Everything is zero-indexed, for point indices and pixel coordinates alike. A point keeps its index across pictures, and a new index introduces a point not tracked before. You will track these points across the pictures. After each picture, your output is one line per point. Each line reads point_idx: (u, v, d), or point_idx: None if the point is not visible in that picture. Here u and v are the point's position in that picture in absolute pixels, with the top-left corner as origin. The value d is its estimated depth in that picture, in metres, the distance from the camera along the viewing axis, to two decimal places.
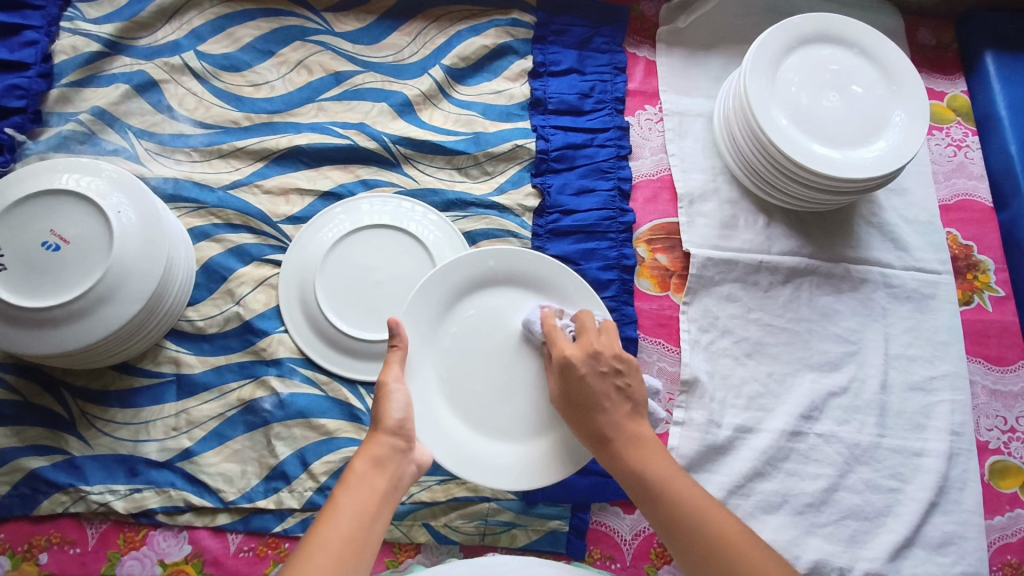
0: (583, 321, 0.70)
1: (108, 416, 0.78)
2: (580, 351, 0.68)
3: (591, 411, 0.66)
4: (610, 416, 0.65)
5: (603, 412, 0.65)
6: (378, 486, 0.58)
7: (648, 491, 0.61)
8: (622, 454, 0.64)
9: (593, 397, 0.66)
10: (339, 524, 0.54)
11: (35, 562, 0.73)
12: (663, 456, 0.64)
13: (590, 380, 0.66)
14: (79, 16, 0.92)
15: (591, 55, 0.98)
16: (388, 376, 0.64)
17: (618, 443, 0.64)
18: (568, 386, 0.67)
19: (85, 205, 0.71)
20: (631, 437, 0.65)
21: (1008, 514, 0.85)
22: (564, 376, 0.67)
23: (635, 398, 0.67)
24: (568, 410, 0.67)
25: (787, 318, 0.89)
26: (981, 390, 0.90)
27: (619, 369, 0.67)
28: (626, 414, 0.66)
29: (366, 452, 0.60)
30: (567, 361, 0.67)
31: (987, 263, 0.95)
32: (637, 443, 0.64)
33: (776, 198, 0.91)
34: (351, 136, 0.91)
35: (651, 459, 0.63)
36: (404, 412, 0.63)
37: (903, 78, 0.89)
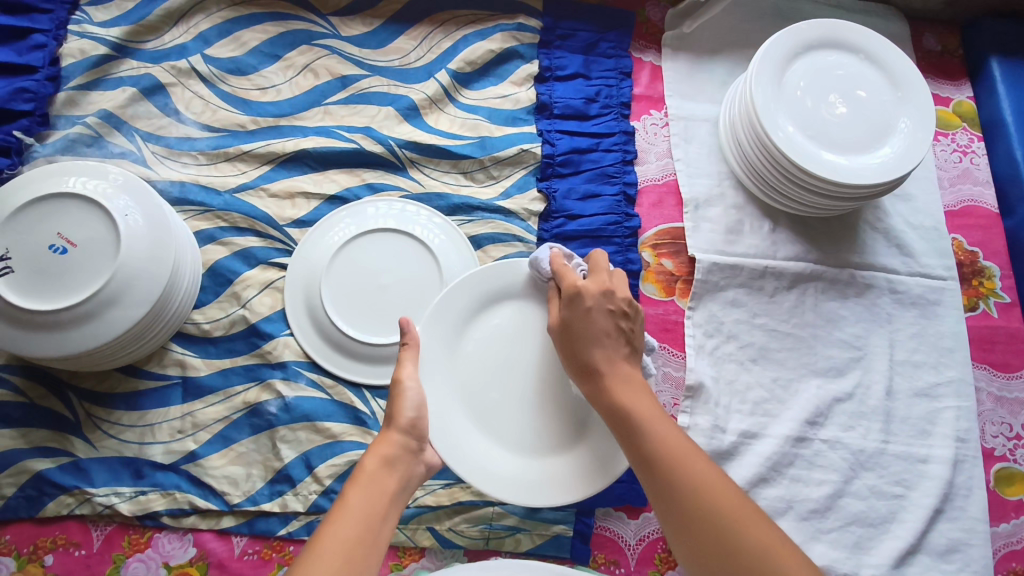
0: (597, 259, 0.72)
1: (113, 418, 0.78)
2: (594, 285, 0.69)
3: (590, 341, 0.67)
4: (609, 351, 0.67)
5: (601, 346, 0.67)
6: (388, 487, 0.59)
7: (635, 427, 0.61)
8: (612, 389, 0.64)
9: (594, 329, 0.67)
10: (349, 519, 0.55)
11: (40, 563, 0.73)
12: (652, 399, 0.63)
13: (595, 315, 0.68)
14: (87, 20, 0.92)
15: (597, 60, 0.98)
16: (403, 374, 0.67)
17: (610, 378, 0.65)
18: (571, 317, 0.68)
19: (92, 209, 0.72)
20: (623, 375, 0.66)
21: (1013, 522, 0.84)
22: (570, 303, 0.69)
23: (634, 344, 0.69)
24: (564, 337, 0.69)
25: (792, 324, 0.89)
26: (986, 397, 0.89)
27: (626, 313, 0.69)
28: (620, 356, 0.67)
29: (377, 451, 0.61)
30: (579, 291, 0.68)
31: (992, 269, 0.95)
32: (626, 381, 0.65)
33: (782, 204, 0.91)
34: (357, 140, 0.91)
35: (641, 399, 0.63)
36: (416, 411, 0.65)
37: (909, 83, 0.89)
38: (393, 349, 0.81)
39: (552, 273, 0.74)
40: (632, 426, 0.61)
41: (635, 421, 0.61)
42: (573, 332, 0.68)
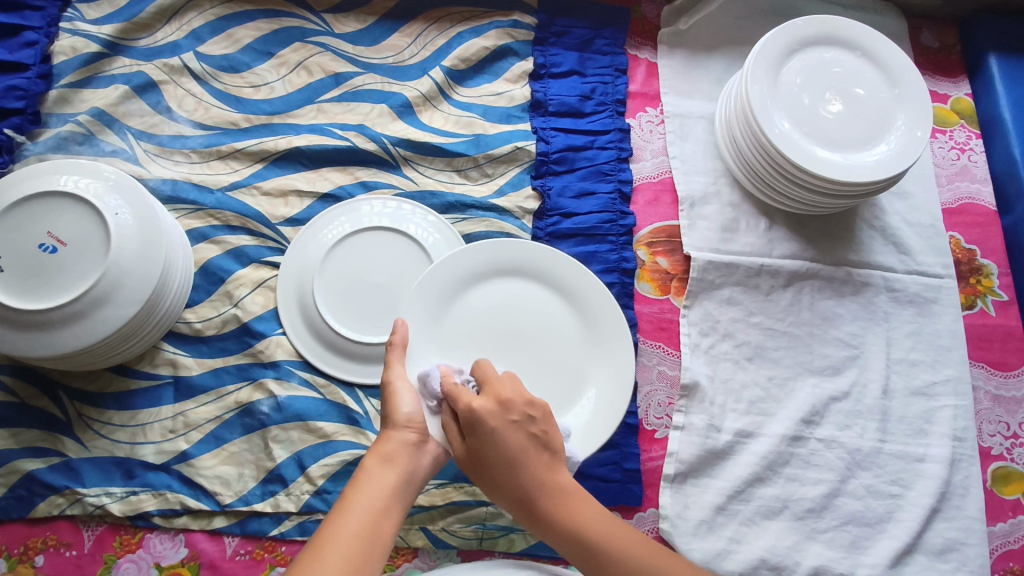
0: (483, 370, 0.65)
1: (105, 418, 0.77)
2: (487, 400, 0.62)
3: (509, 465, 0.60)
4: (533, 464, 0.61)
5: (524, 465, 0.60)
6: (390, 483, 0.58)
7: (586, 550, 0.58)
8: (550, 511, 0.60)
9: (508, 450, 0.60)
10: (350, 521, 0.54)
11: (30, 564, 0.72)
12: (593, 507, 0.60)
13: (500, 433, 0.60)
14: (78, 17, 0.91)
15: (592, 57, 0.97)
16: (392, 374, 0.65)
17: (542, 498, 0.60)
18: (478, 443, 0.61)
19: (82, 207, 0.71)
20: (554, 489, 0.60)
21: (1010, 521, 0.84)
22: (470, 430, 0.61)
23: (553, 446, 0.62)
24: (480, 467, 0.62)
25: (788, 322, 0.88)
26: (984, 396, 0.89)
27: (531, 415, 0.62)
28: (546, 464, 0.61)
29: (377, 449, 0.60)
30: (473, 413, 0.61)
31: (990, 267, 0.95)
32: (560, 494, 0.60)
33: (777, 201, 0.90)
34: (350, 138, 0.90)
35: (581, 514, 0.59)
36: (413, 406, 0.64)
37: (906, 80, 0.89)
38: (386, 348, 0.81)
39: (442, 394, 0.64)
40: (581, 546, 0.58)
41: (583, 540, 0.58)
42: (484, 460, 0.61)
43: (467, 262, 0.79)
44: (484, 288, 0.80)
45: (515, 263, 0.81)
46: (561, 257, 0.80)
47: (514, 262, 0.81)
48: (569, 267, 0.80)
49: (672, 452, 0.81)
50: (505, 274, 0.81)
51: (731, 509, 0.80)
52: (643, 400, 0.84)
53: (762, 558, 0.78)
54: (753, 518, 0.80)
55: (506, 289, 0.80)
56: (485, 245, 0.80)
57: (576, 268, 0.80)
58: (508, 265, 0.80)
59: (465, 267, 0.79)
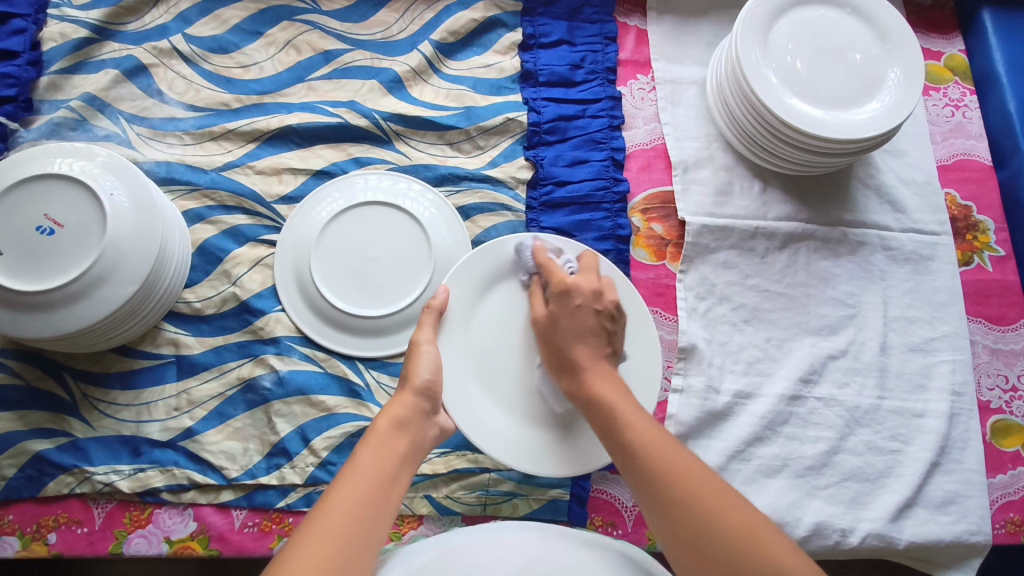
0: (586, 260, 0.75)
1: (109, 398, 0.79)
2: (579, 283, 0.71)
3: (568, 336, 0.69)
4: (588, 344, 0.69)
5: (583, 342, 0.69)
6: (399, 447, 0.60)
7: (608, 418, 0.63)
8: (589, 382, 0.66)
9: (581, 325, 0.69)
10: (359, 479, 0.55)
11: (44, 542, 0.74)
12: (625, 390, 0.66)
13: (580, 313, 0.69)
14: (65, 2, 0.91)
15: (581, 26, 0.97)
16: (421, 338, 0.71)
17: (589, 371, 0.67)
18: (558, 313, 0.70)
19: (78, 188, 0.72)
20: (602, 370, 0.67)
21: (1010, 473, 0.85)
22: (557, 296, 0.71)
23: (616, 343, 0.71)
24: (548, 330, 0.71)
25: (785, 284, 0.89)
26: (982, 350, 0.89)
27: (613, 316, 0.71)
28: (603, 354, 0.69)
29: (389, 412, 0.62)
30: (567, 288, 0.71)
31: (986, 223, 0.94)
32: (606, 375, 0.67)
33: (771, 163, 0.90)
34: (341, 115, 0.90)
35: (615, 390, 0.65)
36: (432, 373, 0.67)
37: (898, 36, 0.88)
38: (383, 322, 0.81)
39: (534, 265, 0.77)
40: (612, 422, 0.62)
41: (609, 410, 0.63)
42: (556, 325, 0.70)
43: (490, 261, 0.79)
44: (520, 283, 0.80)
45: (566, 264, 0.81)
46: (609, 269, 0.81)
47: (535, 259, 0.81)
48: (606, 271, 0.80)
49: (672, 415, 0.82)
50: None
51: (732, 468, 0.81)
52: None
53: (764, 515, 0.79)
54: (754, 477, 0.81)
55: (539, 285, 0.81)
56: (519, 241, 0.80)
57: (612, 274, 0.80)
58: (541, 261, 0.81)
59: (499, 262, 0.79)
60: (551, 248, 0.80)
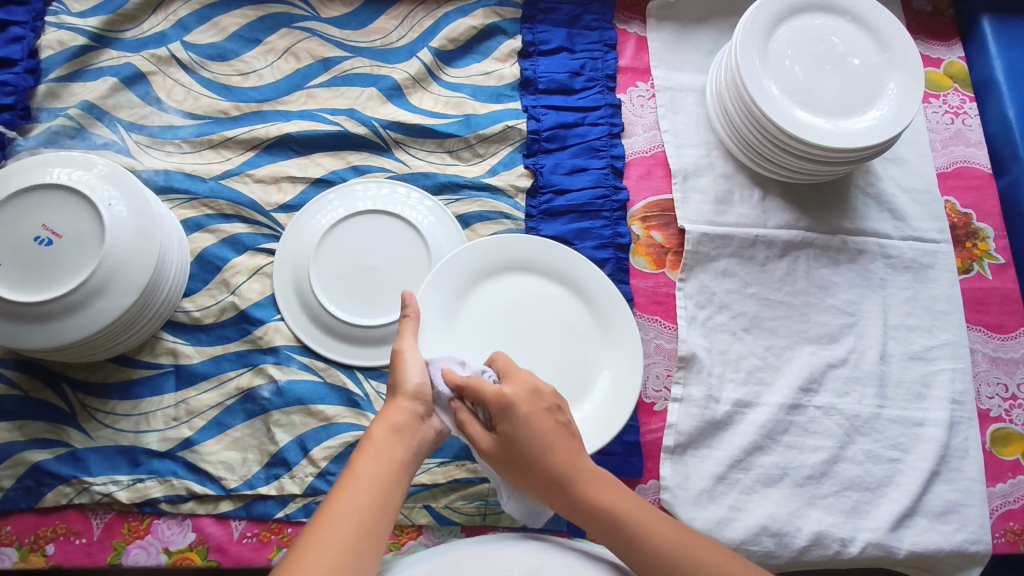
0: (501, 362, 0.65)
1: (108, 408, 0.78)
2: (518, 387, 0.62)
3: (541, 454, 0.60)
4: (561, 450, 0.60)
5: (553, 451, 0.60)
6: (398, 453, 0.58)
7: (625, 537, 0.58)
8: (584, 492, 0.60)
9: (541, 437, 0.60)
10: (357, 491, 0.54)
11: (42, 553, 0.73)
12: (618, 488, 0.61)
13: (535, 421, 0.60)
14: (63, 10, 0.91)
15: (581, 33, 0.96)
16: (404, 344, 0.66)
17: (575, 482, 0.60)
18: (512, 433, 0.60)
19: (76, 198, 0.71)
20: (589, 476, 0.61)
21: (1009, 482, 0.85)
22: (502, 417, 0.61)
23: (574, 432, 0.63)
24: (508, 455, 0.61)
25: (784, 292, 0.89)
26: (981, 358, 0.89)
27: (559, 405, 0.63)
28: (576, 450, 0.61)
29: (387, 417, 0.59)
30: (509, 402, 0.60)
31: (986, 231, 0.94)
32: (592, 480, 0.60)
33: (770, 170, 0.90)
34: (340, 123, 0.90)
35: (613, 495, 0.60)
36: (421, 377, 0.64)
37: (897, 44, 0.88)
38: (382, 331, 0.81)
39: (453, 393, 0.64)
40: (632, 544, 0.58)
41: (624, 531, 0.58)
42: (517, 446, 0.60)
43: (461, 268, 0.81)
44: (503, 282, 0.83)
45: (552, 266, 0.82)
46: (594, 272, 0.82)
47: (506, 259, 0.82)
48: (589, 273, 0.82)
49: (672, 424, 0.82)
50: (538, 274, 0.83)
51: (731, 477, 0.81)
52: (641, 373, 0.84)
53: (764, 525, 0.78)
54: (754, 486, 0.81)
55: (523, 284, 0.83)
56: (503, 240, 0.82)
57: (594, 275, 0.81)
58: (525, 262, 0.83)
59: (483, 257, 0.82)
60: (454, 361, 0.68)
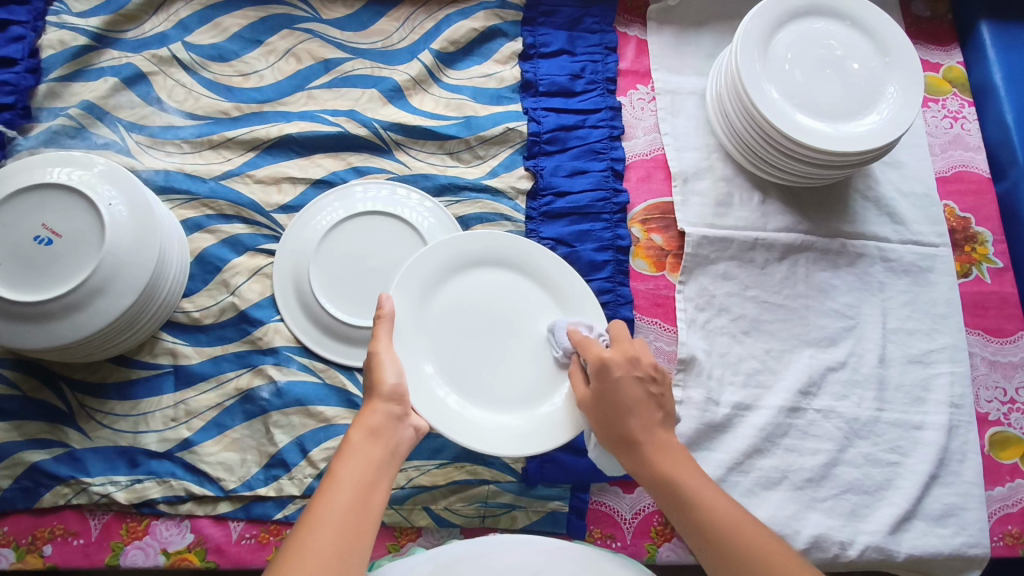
0: (617, 329, 0.68)
1: (107, 408, 0.78)
2: (618, 353, 0.65)
3: (624, 416, 0.63)
4: (642, 420, 0.63)
5: (636, 415, 0.63)
6: (376, 455, 0.58)
7: (685, 502, 0.59)
8: (653, 460, 0.61)
9: (627, 399, 0.63)
10: (338, 494, 0.54)
11: (39, 554, 0.73)
12: (691, 462, 0.62)
13: (623, 384, 0.64)
14: (64, 10, 0.91)
15: (581, 36, 0.97)
16: (377, 346, 0.66)
17: (649, 446, 0.62)
18: (602, 388, 0.65)
19: (76, 198, 0.71)
20: (661, 441, 0.62)
21: (1008, 485, 0.85)
22: (597, 374, 0.65)
23: (667, 407, 0.64)
24: (594, 408, 0.65)
25: (784, 295, 0.89)
26: (980, 362, 0.89)
27: (655, 377, 0.65)
28: (658, 421, 0.63)
29: (362, 422, 0.60)
30: (603, 363, 0.65)
31: (985, 235, 0.95)
32: (663, 448, 0.62)
33: (769, 173, 0.90)
34: (341, 124, 0.90)
35: (684, 469, 0.61)
36: (396, 376, 0.64)
37: (897, 48, 0.88)
38: None
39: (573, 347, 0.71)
40: (687, 506, 0.59)
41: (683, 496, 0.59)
42: (604, 401, 0.64)
43: (427, 265, 0.77)
44: (477, 276, 0.79)
45: (529, 265, 0.80)
46: (575, 277, 0.80)
47: (475, 253, 0.79)
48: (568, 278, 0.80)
49: None
50: (514, 271, 0.80)
51: (731, 480, 0.81)
52: None
53: None
54: (754, 489, 0.81)
55: (499, 280, 0.80)
56: (487, 236, 0.79)
57: (573, 280, 0.79)
58: (503, 258, 0.80)
59: (464, 252, 0.78)
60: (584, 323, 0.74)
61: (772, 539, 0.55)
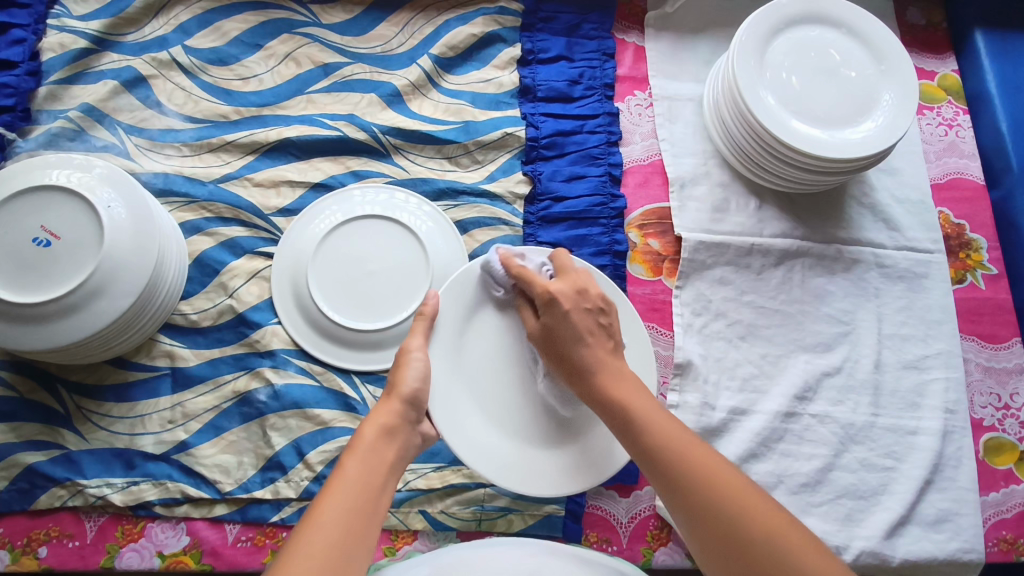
0: (560, 260, 0.75)
1: (104, 410, 0.78)
2: (566, 286, 0.72)
3: (568, 341, 0.69)
4: (590, 345, 0.68)
5: (584, 343, 0.68)
6: (386, 457, 0.60)
7: (627, 424, 0.62)
8: (601, 384, 0.66)
9: (577, 328, 0.69)
10: (348, 487, 0.55)
11: (34, 556, 0.73)
12: (640, 388, 0.66)
13: (573, 316, 0.69)
14: (66, 13, 0.91)
15: (580, 42, 0.97)
16: (410, 346, 0.72)
17: (598, 373, 0.67)
18: (551, 322, 0.70)
19: (75, 200, 0.71)
20: (612, 368, 0.67)
21: (1003, 491, 0.85)
22: (547, 306, 0.71)
23: (616, 337, 0.70)
24: (549, 339, 0.71)
25: (780, 300, 0.89)
26: (975, 368, 0.90)
27: (603, 308, 0.71)
28: (609, 350, 0.69)
29: (377, 421, 0.63)
30: (552, 295, 0.71)
31: (979, 242, 0.95)
32: (613, 373, 0.67)
33: (766, 180, 0.91)
34: (340, 128, 0.91)
35: (627, 390, 0.65)
36: (418, 382, 0.68)
37: (893, 57, 0.89)
38: (379, 336, 0.81)
39: (508, 277, 0.75)
40: (631, 427, 0.62)
41: (627, 417, 0.63)
42: (556, 333, 0.70)
43: (464, 290, 0.77)
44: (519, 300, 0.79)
45: None
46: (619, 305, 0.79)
47: None
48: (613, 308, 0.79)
49: None
50: None
51: None
52: None
53: None
54: None
55: None
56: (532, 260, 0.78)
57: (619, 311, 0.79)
58: None
59: None
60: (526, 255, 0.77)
61: (715, 462, 0.56)
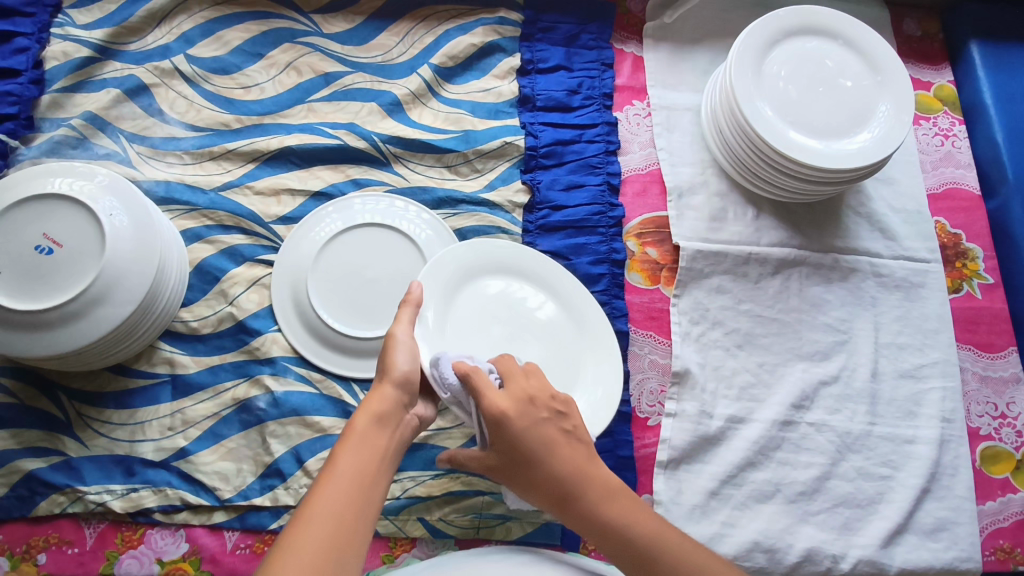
0: (504, 364, 0.65)
1: (104, 417, 0.79)
2: (515, 397, 0.61)
3: (540, 465, 0.60)
4: (570, 465, 0.60)
5: (556, 463, 0.60)
6: (381, 445, 0.57)
7: (640, 554, 0.58)
8: (595, 510, 0.59)
9: (540, 447, 0.60)
10: (339, 486, 0.53)
11: (34, 562, 0.73)
12: (637, 506, 0.60)
13: (534, 430, 0.60)
14: (69, 22, 0.92)
15: (578, 52, 0.98)
16: (398, 328, 0.66)
17: (586, 497, 0.60)
18: (509, 441, 0.60)
19: (77, 208, 0.72)
20: (600, 487, 0.60)
21: (999, 500, 0.85)
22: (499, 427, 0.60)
23: (584, 438, 0.62)
24: (513, 463, 0.61)
25: (777, 309, 0.90)
26: (971, 377, 0.90)
27: (562, 411, 0.62)
28: (587, 459, 0.61)
29: (369, 407, 0.59)
30: (506, 411, 0.60)
31: (975, 251, 0.96)
32: (603, 493, 0.60)
33: (763, 189, 0.91)
34: (341, 136, 0.91)
35: (626, 512, 0.59)
36: (410, 363, 0.63)
37: (889, 68, 0.90)
38: (378, 343, 0.82)
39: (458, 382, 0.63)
40: (645, 557, 0.58)
41: (639, 548, 0.58)
42: (519, 457, 0.60)
43: (443, 272, 0.76)
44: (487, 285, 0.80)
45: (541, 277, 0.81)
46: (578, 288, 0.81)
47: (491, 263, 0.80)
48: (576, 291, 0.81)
49: (665, 440, 0.82)
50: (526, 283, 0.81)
51: (724, 493, 0.81)
52: (635, 388, 0.85)
53: (756, 540, 0.79)
54: (747, 502, 0.81)
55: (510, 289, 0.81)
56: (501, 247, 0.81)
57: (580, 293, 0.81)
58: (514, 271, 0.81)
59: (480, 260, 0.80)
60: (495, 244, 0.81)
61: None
